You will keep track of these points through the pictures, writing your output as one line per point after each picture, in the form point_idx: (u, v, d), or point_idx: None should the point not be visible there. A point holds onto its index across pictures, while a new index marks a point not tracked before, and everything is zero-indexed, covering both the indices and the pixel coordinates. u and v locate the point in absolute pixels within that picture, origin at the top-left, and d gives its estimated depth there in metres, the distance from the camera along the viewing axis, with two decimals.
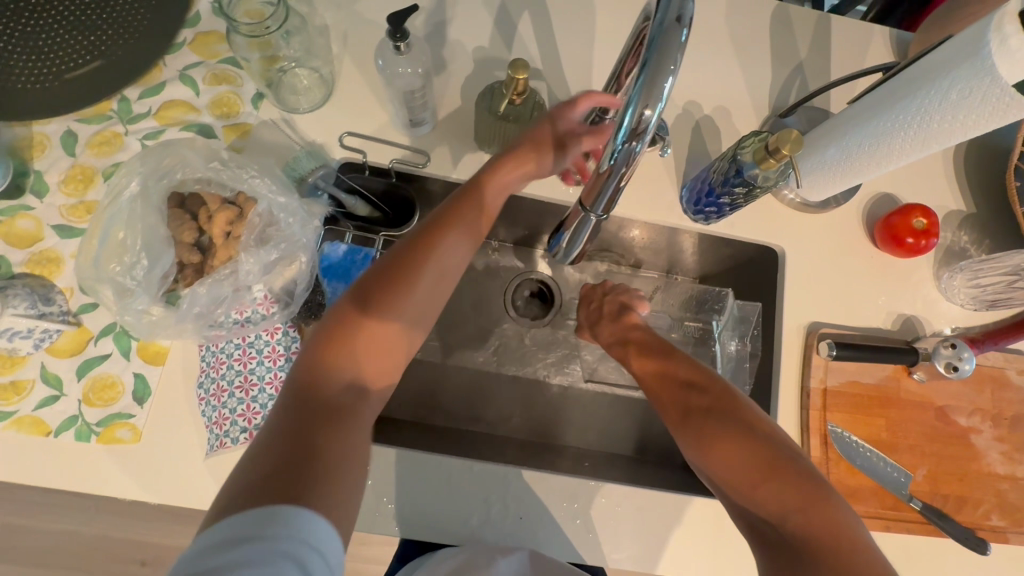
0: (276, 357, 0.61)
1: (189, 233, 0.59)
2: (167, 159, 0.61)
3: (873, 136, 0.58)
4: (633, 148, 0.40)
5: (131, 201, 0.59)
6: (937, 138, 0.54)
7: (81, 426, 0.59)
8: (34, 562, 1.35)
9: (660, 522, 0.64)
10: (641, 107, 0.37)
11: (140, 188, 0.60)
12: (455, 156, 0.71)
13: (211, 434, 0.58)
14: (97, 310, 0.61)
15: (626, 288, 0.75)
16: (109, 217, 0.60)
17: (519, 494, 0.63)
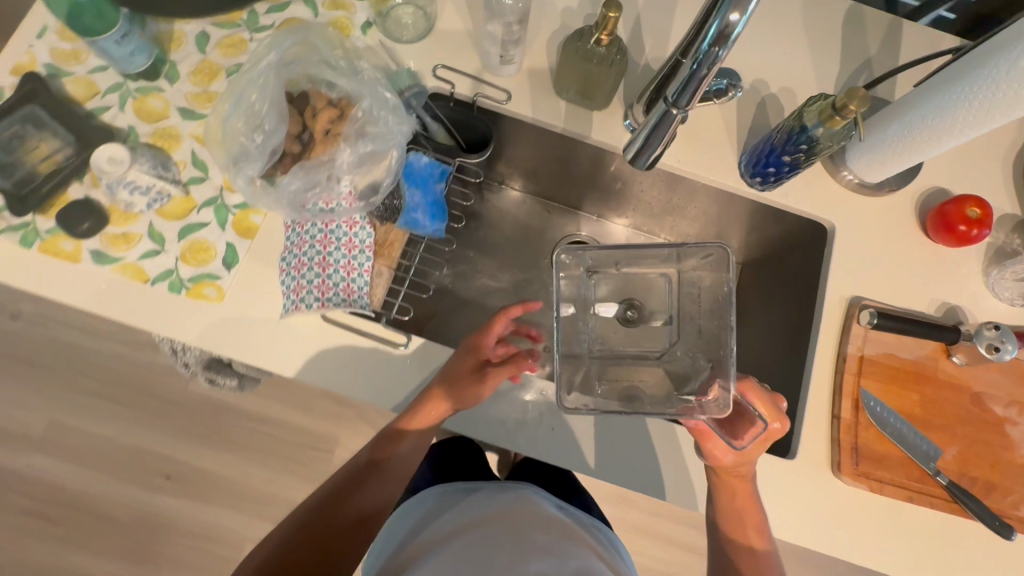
0: (351, 247, 0.67)
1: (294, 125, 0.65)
2: (301, 43, 0.69)
3: (938, 108, 0.62)
4: (717, 53, 0.43)
5: (269, 68, 0.67)
6: (1001, 108, 0.56)
7: (175, 280, 0.66)
8: (71, 461, 1.44)
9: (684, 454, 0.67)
10: (730, 11, 0.40)
11: (278, 61, 0.68)
12: (535, 98, 0.77)
13: (287, 300, 0.64)
14: (203, 184, 0.69)
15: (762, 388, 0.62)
16: (244, 83, 0.67)
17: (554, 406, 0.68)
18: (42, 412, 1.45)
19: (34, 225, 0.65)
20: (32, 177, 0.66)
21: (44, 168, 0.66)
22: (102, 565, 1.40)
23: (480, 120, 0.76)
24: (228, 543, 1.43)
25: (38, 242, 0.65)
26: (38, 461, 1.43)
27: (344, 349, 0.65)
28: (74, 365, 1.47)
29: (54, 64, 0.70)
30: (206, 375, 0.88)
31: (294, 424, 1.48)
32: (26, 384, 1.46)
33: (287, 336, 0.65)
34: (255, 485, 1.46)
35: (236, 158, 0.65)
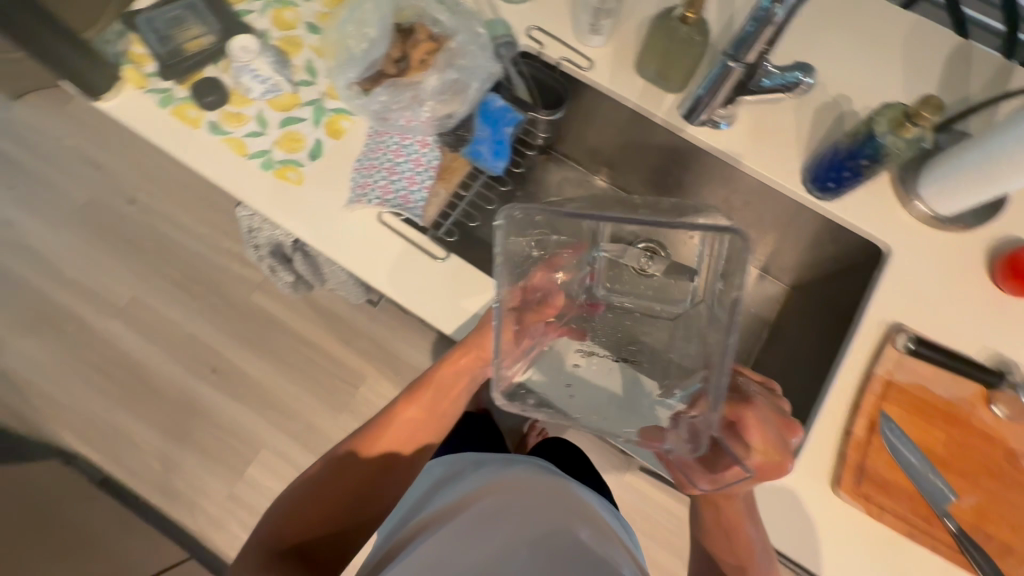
0: (417, 164, 0.75)
1: (396, 51, 0.75)
2: None
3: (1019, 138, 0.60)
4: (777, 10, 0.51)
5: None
6: None
7: (267, 159, 0.76)
8: (139, 334, 1.62)
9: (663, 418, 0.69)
10: None
11: None
12: (614, 72, 0.81)
13: (353, 194, 0.72)
14: (310, 87, 0.79)
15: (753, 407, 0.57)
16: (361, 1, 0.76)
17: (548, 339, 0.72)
18: (129, 286, 1.65)
19: (173, 92, 0.78)
20: (179, 53, 0.78)
21: (189, 46, 0.78)
22: (140, 431, 1.55)
23: (558, 81, 0.82)
24: (248, 444, 1.54)
25: (172, 105, 0.78)
26: (115, 327, 1.62)
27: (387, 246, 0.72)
28: (166, 254, 1.67)
29: None
30: (269, 263, 0.98)
31: (331, 352, 1.59)
32: (124, 260, 1.67)
33: (345, 225, 0.73)
34: (283, 399, 1.57)
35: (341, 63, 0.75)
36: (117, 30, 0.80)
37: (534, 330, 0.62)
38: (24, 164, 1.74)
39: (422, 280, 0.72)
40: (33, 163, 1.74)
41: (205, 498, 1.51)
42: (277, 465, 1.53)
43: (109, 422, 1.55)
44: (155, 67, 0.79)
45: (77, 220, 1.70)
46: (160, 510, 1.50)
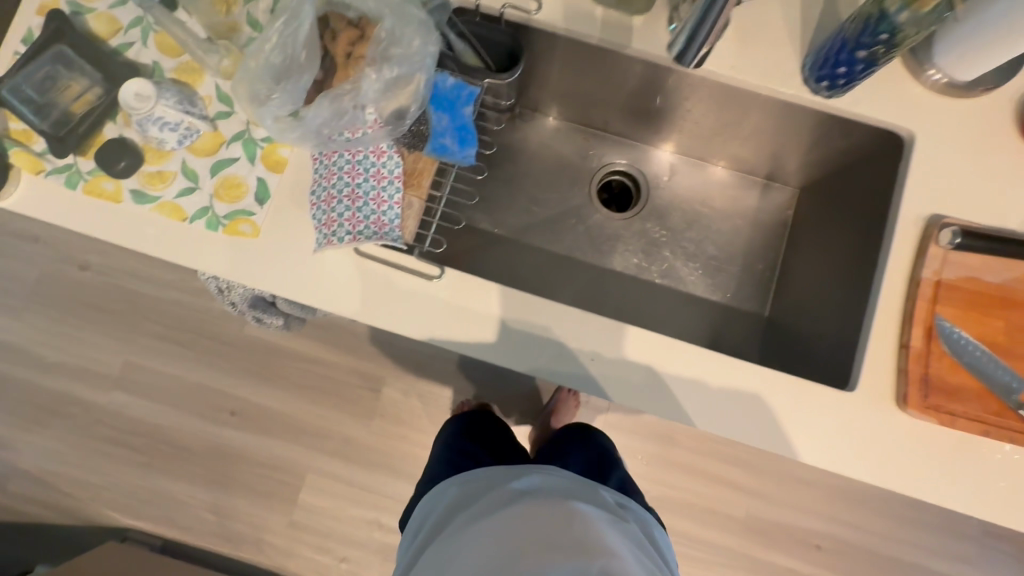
0: (380, 178, 0.65)
1: (345, 72, 0.63)
2: None
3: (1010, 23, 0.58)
4: None
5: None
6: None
7: (212, 217, 0.66)
8: (146, 396, 1.56)
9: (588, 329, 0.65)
10: None
11: None
12: (568, 7, 0.69)
13: (320, 234, 0.64)
14: (229, 119, 0.68)
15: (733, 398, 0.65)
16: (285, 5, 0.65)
17: (468, 301, 0.65)
18: (118, 353, 1.57)
19: (77, 166, 0.66)
20: (70, 119, 0.65)
21: (79, 107, 0.66)
22: (183, 491, 1.53)
23: (509, 35, 0.70)
24: (292, 473, 1.53)
25: (82, 182, 0.66)
26: (119, 398, 1.56)
27: (388, 282, 0.65)
28: (142, 310, 1.58)
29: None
30: (255, 314, 0.90)
31: (344, 364, 1.55)
32: (102, 330, 1.58)
33: (323, 269, 0.65)
34: (313, 421, 1.55)
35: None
36: None
37: (272, 81, 0.61)
38: None
39: (325, 277, 0.65)
40: None
41: (269, 533, 1.52)
42: (326, 485, 1.53)
43: (150, 489, 1.53)
44: (44, 143, 0.67)
45: (36, 300, 1.59)
46: (229, 556, 1.52)
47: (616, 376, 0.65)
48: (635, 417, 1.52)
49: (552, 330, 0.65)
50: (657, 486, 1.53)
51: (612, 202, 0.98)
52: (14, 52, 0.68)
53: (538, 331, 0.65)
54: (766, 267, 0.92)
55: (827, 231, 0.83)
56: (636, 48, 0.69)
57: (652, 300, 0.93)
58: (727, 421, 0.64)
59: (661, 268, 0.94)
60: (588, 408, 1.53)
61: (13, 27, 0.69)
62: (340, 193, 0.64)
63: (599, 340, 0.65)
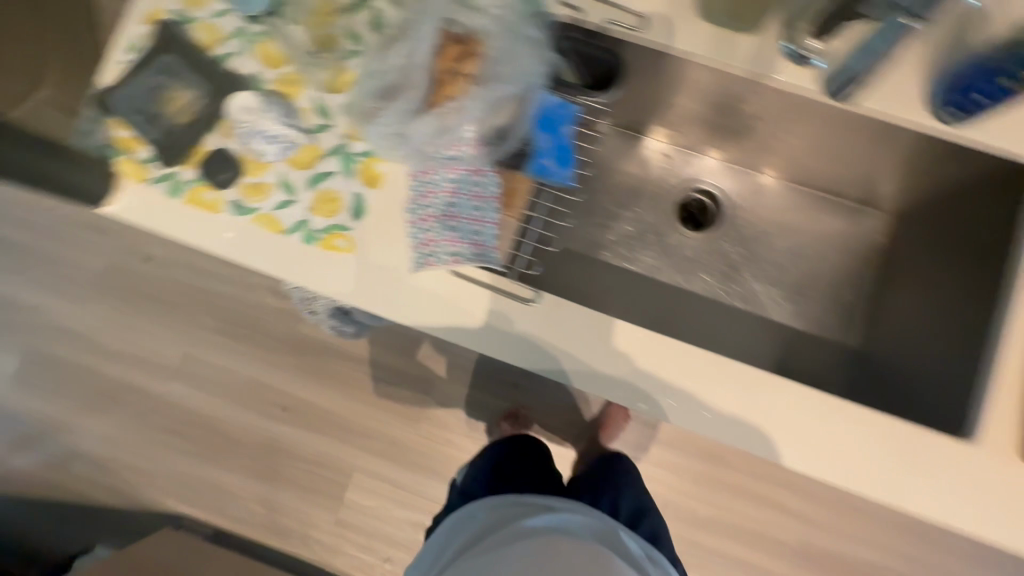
0: (477, 198, 0.63)
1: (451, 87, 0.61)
2: None
3: None
4: None
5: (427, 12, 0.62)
6: None
7: (308, 231, 0.66)
8: (202, 388, 1.59)
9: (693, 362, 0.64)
10: None
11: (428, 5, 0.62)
12: (675, 25, 0.66)
13: (418, 253, 0.63)
14: (327, 132, 0.67)
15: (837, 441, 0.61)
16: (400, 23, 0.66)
17: (569, 328, 0.64)
18: (177, 345, 1.61)
19: (179, 176, 0.67)
20: (178, 131, 0.67)
21: (184, 119, 0.66)
22: (234, 482, 1.56)
23: (604, 50, 0.70)
24: (341, 472, 1.55)
25: (184, 192, 0.67)
26: (177, 388, 1.60)
27: (480, 303, 0.64)
28: (201, 304, 1.61)
29: (182, 9, 0.70)
30: (331, 322, 0.91)
31: (394, 366, 1.56)
32: (162, 321, 1.62)
33: (415, 287, 0.64)
34: (362, 421, 1.56)
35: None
36: (92, 118, 0.68)
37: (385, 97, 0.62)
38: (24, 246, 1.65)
39: (417, 296, 0.64)
40: (36, 242, 1.65)
41: (315, 529, 1.54)
42: (373, 485, 1.54)
43: (203, 479, 1.57)
44: (149, 152, 0.68)
45: (101, 290, 1.64)
46: (277, 548, 1.55)
47: (718, 413, 0.63)
48: (684, 434, 1.50)
49: (652, 362, 0.64)
50: (706, 506, 1.49)
51: (692, 222, 0.95)
52: (115, 60, 0.68)
53: (640, 363, 0.64)
54: (854, 297, 0.88)
55: (932, 264, 0.79)
56: (746, 68, 0.66)
57: (731, 325, 0.90)
58: (820, 463, 0.61)
59: (742, 292, 0.91)
60: (636, 423, 1.51)
61: (116, 35, 0.69)
62: (439, 212, 0.63)
63: (704, 374, 0.63)
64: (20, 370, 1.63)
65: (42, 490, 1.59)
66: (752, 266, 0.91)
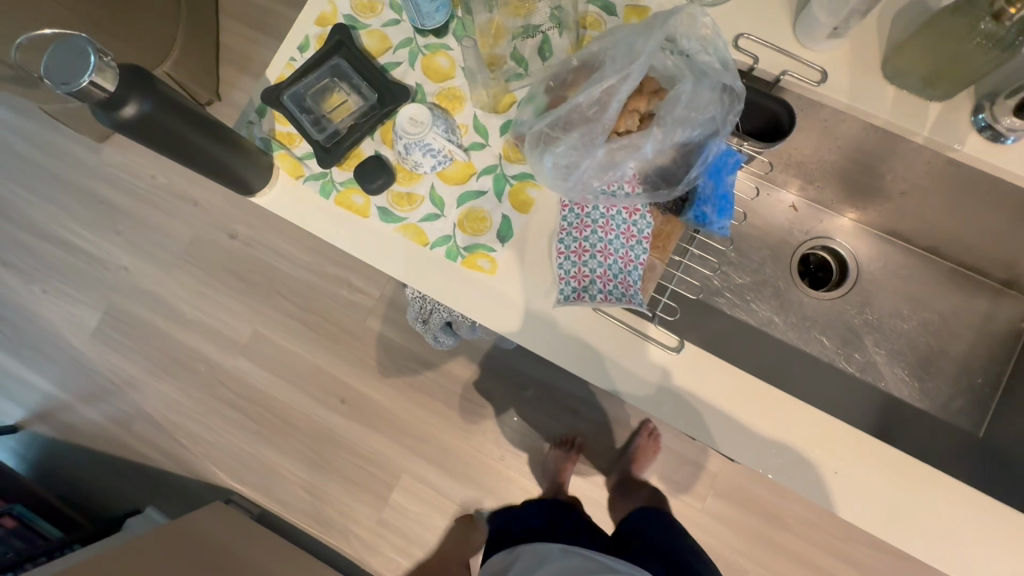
0: (629, 236, 0.62)
1: (627, 124, 0.59)
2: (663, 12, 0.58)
3: None
4: None
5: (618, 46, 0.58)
6: None
7: (452, 246, 0.66)
8: (266, 368, 1.62)
9: (837, 438, 0.62)
10: None
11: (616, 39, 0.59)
12: (857, 84, 0.64)
13: (567, 286, 0.61)
14: (482, 151, 0.67)
15: (964, 536, 0.60)
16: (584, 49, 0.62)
17: (714, 385, 0.63)
18: (248, 322, 1.65)
19: (332, 175, 0.68)
20: (336, 130, 0.67)
21: (345, 122, 0.67)
22: (284, 464, 1.58)
23: (776, 102, 0.65)
24: (389, 471, 1.55)
25: (335, 193, 0.68)
26: (242, 364, 1.63)
27: (623, 348, 0.63)
28: (276, 286, 1.65)
29: (352, 15, 0.72)
30: (434, 334, 0.91)
31: (455, 374, 1.55)
32: (238, 298, 1.66)
33: (557, 321, 0.64)
34: (416, 424, 1.56)
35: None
36: (258, 109, 0.71)
37: (559, 127, 0.59)
38: (121, 208, 1.73)
39: (560, 332, 0.64)
40: (132, 206, 1.72)
41: (356, 523, 1.55)
42: (419, 490, 1.54)
43: (255, 457, 1.59)
44: (306, 148, 0.69)
45: (185, 259, 1.69)
46: (317, 537, 1.55)
47: (856, 492, 0.61)
48: (744, 488, 1.44)
49: (795, 431, 0.62)
50: (759, 568, 1.42)
51: (811, 279, 0.91)
52: (289, 58, 0.72)
53: (783, 430, 0.62)
54: (986, 382, 0.83)
55: None
56: (927, 135, 0.63)
57: (845, 393, 0.86)
58: (950, 556, 0.60)
59: (860, 360, 0.87)
60: (695, 469, 1.46)
61: (291, 34, 0.73)
62: (591, 247, 0.61)
63: (846, 451, 0.62)
64: (100, 326, 1.70)
65: (104, 444, 1.65)
66: (873, 334, 0.87)
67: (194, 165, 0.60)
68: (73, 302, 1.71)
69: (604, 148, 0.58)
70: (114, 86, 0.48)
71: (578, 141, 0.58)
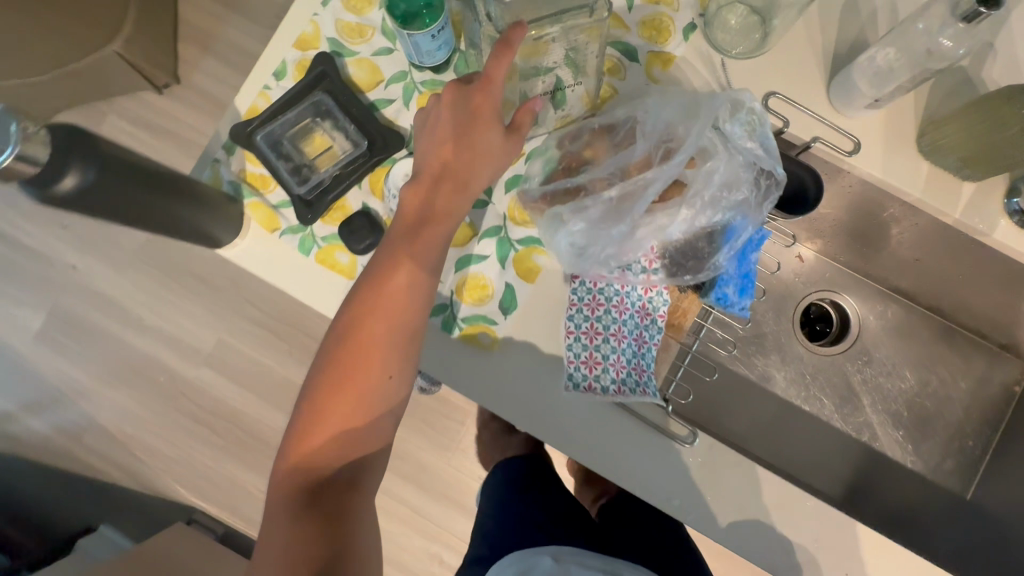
0: (643, 314, 0.58)
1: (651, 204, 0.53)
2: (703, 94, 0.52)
3: None
4: None
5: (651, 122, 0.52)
6: None
7: (449, 316, 0.59)
8: (233, 379, 1.53)
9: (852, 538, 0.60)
10: None
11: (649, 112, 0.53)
12: (890, 157, 0.60)
13: (576, 372, 0.56)
14: (485, 208, 0.61)
15: None
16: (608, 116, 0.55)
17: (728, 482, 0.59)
18: (213, 330, 1.54)
19: (313, 229, 0.60)
20: (320, 180, 0.59)
21: (330, 170, 0.60)
22: (250, 480, 1.51)
23: (806, 169, 0.60)
24: None
25: (316, 249, 0.60)
26: (206, 375, 1.53)
27: (636, 437, 0.58)
28: (244, 292, 1.54)
29: (337, 38, 0.62)
30: None
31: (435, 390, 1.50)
32: (201, 303, 1.54)
33: (565, 405, 0.58)
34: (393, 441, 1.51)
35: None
36: (226, 145, 0.61)
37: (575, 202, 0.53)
38: None
39: (568, 418, 0.58)
40: None
41: None
42: (394, 508, 1.49)
43: (220, 473, 1.51)
44: (282, 194, 0.61)
45: (140, 259, 1.56)
46: None
47: None
48: None
49: (809, 531, 0.59)
50: None
51: (812, 331, 0.88)
52: (263, 85, 0.62)
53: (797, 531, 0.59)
54: (977, 445, 0.83)
55: None
56: (957, 217, 0.60)
57: (840, 450, 0.85)
58: None
59: (856, 418, 0.85)
60: None
61: (264, 55, 0.63)
62: (604, 330, 0.56)
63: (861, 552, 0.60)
64: (45, 328, 1.55)
65: (53, 457, 1.53)
66: (871, 391, 0.85)
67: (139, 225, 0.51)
68: (13, 302, 1.56)
69: (626, 233, 0.52)
70: (46, 157, 0.39)
71: (599, 224, 0.53)
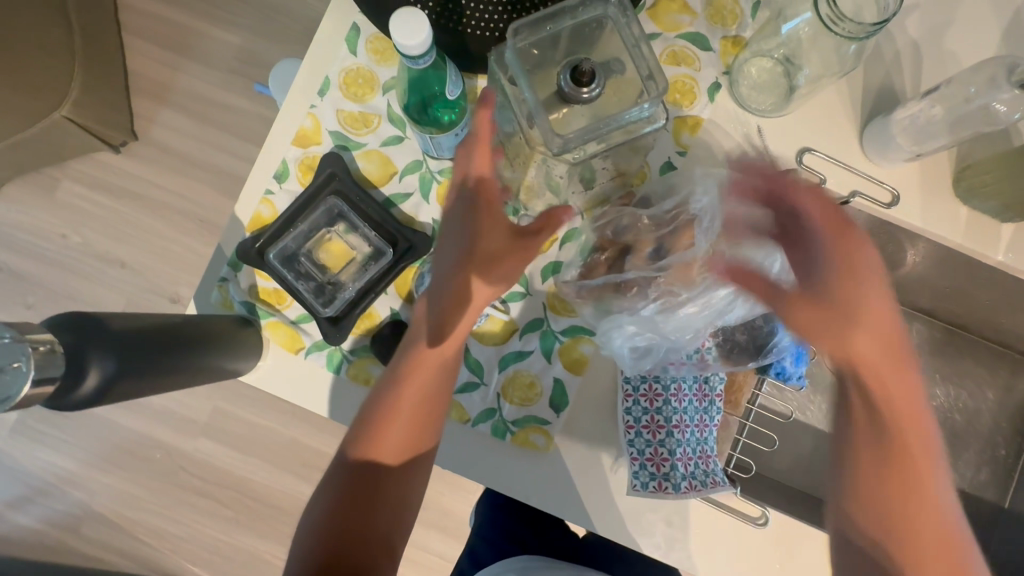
0: (702, 397, 0.56)
1: None
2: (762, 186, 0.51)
3: None
4: None
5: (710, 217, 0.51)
6: None
7: (498, 421, 0.56)
8: (235, 447, 1.45)
9: None
10: None
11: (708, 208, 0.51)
12: (929, 206, 0.58)
13: (643, 469, 0.54)
14: (522, 301, 0.57)
15: None
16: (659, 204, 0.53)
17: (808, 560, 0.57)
18: (206, 398, 1.45)
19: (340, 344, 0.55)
20: (345, 293, 0.55)
21: (355, 280, 0.55)
22: (266, 548, 1.45)
23: None
24: None
25: (345, 365, 0.55)
26: (205, 446, 1.45)
27: (708, 525, 0.56)
28: None
29: (340, 130, 0.57)
30: None
31: None
32: None
33: (631, 500, 0.56)
34: None
35: (509, 110, 0.47)
36: (231, 262, 0.56)
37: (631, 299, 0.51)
38: None
39: (637, 512, 0.56)
40: None
41: None
42: None
43: (233, 546, 1.44)
44: (299, 309, 0.56)
45: None
46: None
47: None
48: None
49: None
50: None
51: None
52: (264, 190, 0.57)
53: None
54: (1009, 454, 0.84)
55: None
56: (998, 260, 0.59)
57: None
58: None
59: None
60: None
61: (261, 157, 0.57)
62: (666, 422, 0.54)
63: None
64: (21, 418, 1.45)
65: (48, 553, 1.44)
66: None
67: (190, 376, 0.51)
68: None
69: (687, 326, 0.51)
70: None
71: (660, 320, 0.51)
